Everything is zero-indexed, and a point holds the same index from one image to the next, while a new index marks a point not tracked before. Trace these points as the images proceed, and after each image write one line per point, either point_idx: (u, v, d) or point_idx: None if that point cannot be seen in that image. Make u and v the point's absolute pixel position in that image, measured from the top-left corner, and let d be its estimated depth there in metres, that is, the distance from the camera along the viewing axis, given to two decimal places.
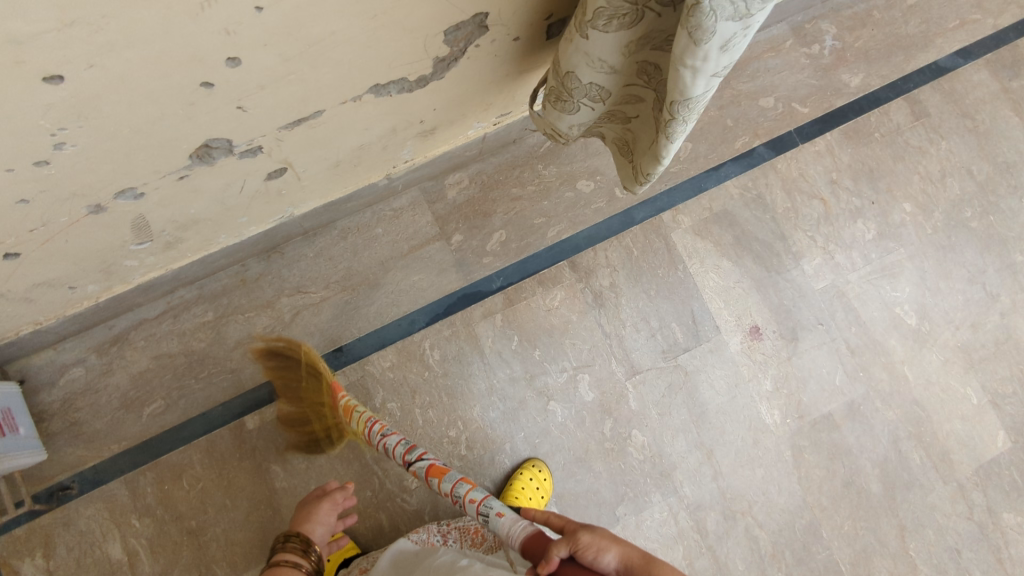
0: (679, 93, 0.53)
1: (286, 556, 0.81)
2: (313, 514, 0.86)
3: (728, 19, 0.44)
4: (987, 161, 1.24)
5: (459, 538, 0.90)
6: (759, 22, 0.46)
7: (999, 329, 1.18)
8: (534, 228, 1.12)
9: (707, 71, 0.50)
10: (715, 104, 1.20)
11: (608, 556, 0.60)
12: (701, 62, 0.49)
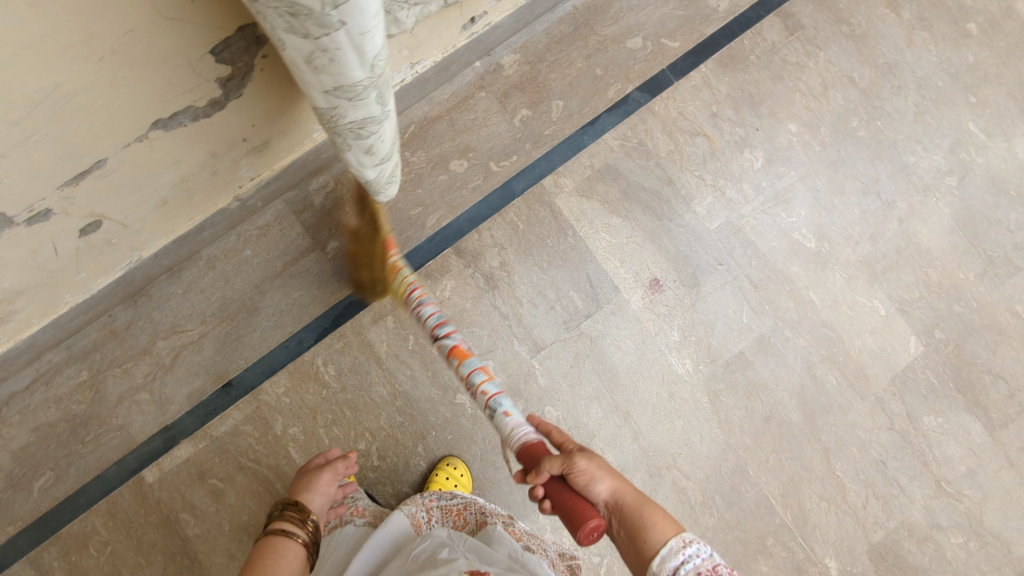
0: (303, 91, 0.59)
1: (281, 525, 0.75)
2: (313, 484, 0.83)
3: (286, 32, 0.50)
4: (868, 65, 1.21)
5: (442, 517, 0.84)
6: (333, 49, 0.52)
7: (898, 236, 1.17)
8: (412, 220, 1.07)
9: (312, 77, 0.56)
10: (581, 55, 1.14)
11: (600, 486, 0.68)
12: (296, 65, 0.55)
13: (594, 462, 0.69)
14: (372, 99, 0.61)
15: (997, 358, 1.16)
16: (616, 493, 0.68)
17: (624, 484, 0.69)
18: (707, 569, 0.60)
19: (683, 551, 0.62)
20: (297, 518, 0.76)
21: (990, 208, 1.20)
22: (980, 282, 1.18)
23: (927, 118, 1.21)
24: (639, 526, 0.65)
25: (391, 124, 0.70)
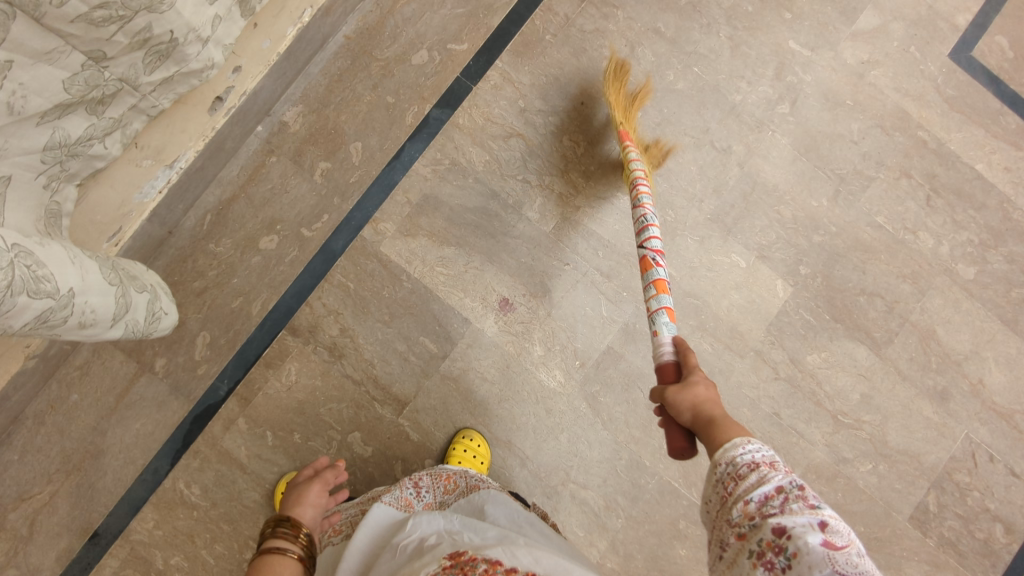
0: None
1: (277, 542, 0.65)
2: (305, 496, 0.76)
3: None
4: (670, 11, 1.13)
5: (432, 485, 0.85)
6: None
7: (743, 181, 1.13)
8: (236, 312, 1.01)
9: None
10: (367, 88, 1.06)
11: (684, 415, 0.64)
12: None
13: (684, 392, 0.66)
14: (38, 298, 0.50)
15: (868, 278, 1.14)
16: (698, 417, 0.63)
17: (711, 403, 0.64)
18: (760, 462, 0.53)
19: (744, 445, 0.55)
20: (292, 534, 0.66)
21: (830, 124, 1.15)
22: (834, 205, 1.14)
23: (744, 49, 1.14)
24: (710, 437, 0.60)
25: (103, 290, 0.59)
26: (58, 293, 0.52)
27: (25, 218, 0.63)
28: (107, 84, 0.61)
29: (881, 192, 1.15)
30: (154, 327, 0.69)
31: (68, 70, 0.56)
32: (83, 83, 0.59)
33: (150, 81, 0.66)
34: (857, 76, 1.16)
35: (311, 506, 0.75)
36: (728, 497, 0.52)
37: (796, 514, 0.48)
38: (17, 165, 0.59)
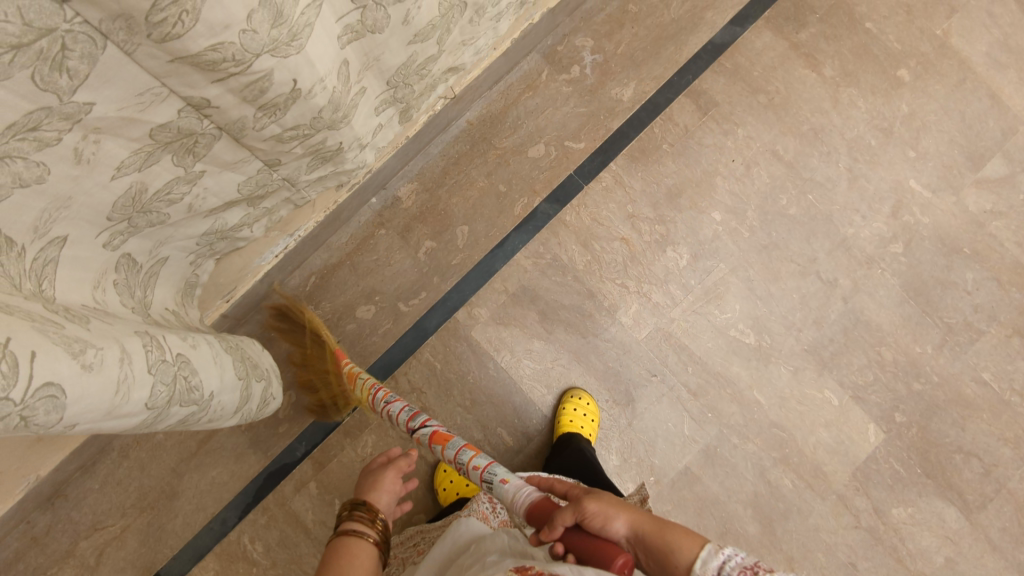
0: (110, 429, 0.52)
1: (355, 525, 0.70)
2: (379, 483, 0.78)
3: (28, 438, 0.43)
4: (791, 135, 1.13)
5: None
6: (84, 431, 0.43)
7: (845, 316, 1.10)
8: (323, 376, 1.03)
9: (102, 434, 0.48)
10: (481, 173, 1.08)
11: (618, 522, 0.55)
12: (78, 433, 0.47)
13: (602, 499, 0.56)
14: (186, 407, 0.52)
15: (966, 435, 1.09)
16: (637, 528, 0.54)
17: (642, 512, 0.55)
18: (752, 565, 0.49)
19: (724, 553, 0.51)
20: (369, 518, 0.71)
21: (942, 270, 1.12)
22: (939, 353, 1.10)
23: (862, 182, 1.12)
24: (665, 550, 0.53)
25: (234, 387, 0.61)
26: (203, 398, 0.55)
27: (167, 293, 0.68)
28: (272, 184, 0.67)
29: (989, 348, 1.11)
30: (262, 409, 0.70)
31: (246, 175, 0.61)
32: (254, 185, 0.64)
33: (309, 179, 0.71)
34: (977, 224, 1.13)
35: (387, 494, 0.77)
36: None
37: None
38: (177, 247, 0.65)
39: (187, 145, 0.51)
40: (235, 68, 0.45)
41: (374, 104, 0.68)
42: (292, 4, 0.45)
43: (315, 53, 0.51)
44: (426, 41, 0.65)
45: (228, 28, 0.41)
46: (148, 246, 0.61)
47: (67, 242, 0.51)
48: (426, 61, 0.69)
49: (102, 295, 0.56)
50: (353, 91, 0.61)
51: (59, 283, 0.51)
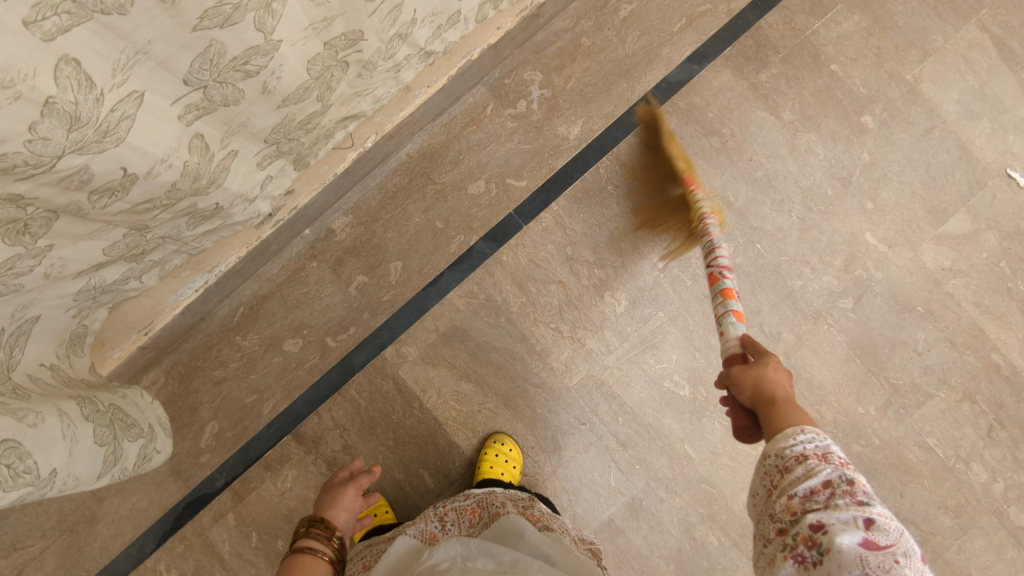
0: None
1: (309, 542, 0.71)
2: (338, 500, 0.79)
3: None
4: (743, 180, 1.09)
5: (457, 519, 0.84)
6: None
7: (786, 372, 1.06)
8: (247, 408, 1.03)
9: None
10: (418, 209, 1.06)
11: (744, 392, 0.64)
12: None
13: (749, 371, 0.65)
14: (19, 488, 0.53)
15: (904, 501, 1.04)
16: (758, 391, 0.62)
17: (778, 381, 0.63)
18: (809, 454, 0.52)
19: (797, 436, 0.54)
20: (325, 535, 0.72)
21: (893, 329, 1.07)
22: (882, 416, 1.06)
23: (815, 233, 1.08)
24: (774, 412, 0.59)
25: (90, 455, 0.62)
26: (39, 478, 0.55)
27: (46, 347, 0.64)
28: (150, 241, 0.65)
29: (937, 411, 1.06)
30: (136, 463, 0.72)
31: (109, 241, 0.60)
32: (124, 246, 0.63)
33: (193, 233, 0.70)
34: (934, 282, 1.08)
35: (346, 511, 0.79)
36: (774, 489, 0.52)
37: (840, 511, 0.47)
38: (48, 306, 0.61)
39: (15, 230, 0.49)
40: (35, 170, 0.46)
41: (255, 161, 0.69)
42: (90, 107, 0.46)
43: (143, 140, 0.52)
44: (301, 102, 0.65)
45: (8, 142, 0.42)
46: (7, 310, 0.56)
47: None
48: (311, 116, 0.69)
49: None
50: (219, 154, 0.62)
51: None
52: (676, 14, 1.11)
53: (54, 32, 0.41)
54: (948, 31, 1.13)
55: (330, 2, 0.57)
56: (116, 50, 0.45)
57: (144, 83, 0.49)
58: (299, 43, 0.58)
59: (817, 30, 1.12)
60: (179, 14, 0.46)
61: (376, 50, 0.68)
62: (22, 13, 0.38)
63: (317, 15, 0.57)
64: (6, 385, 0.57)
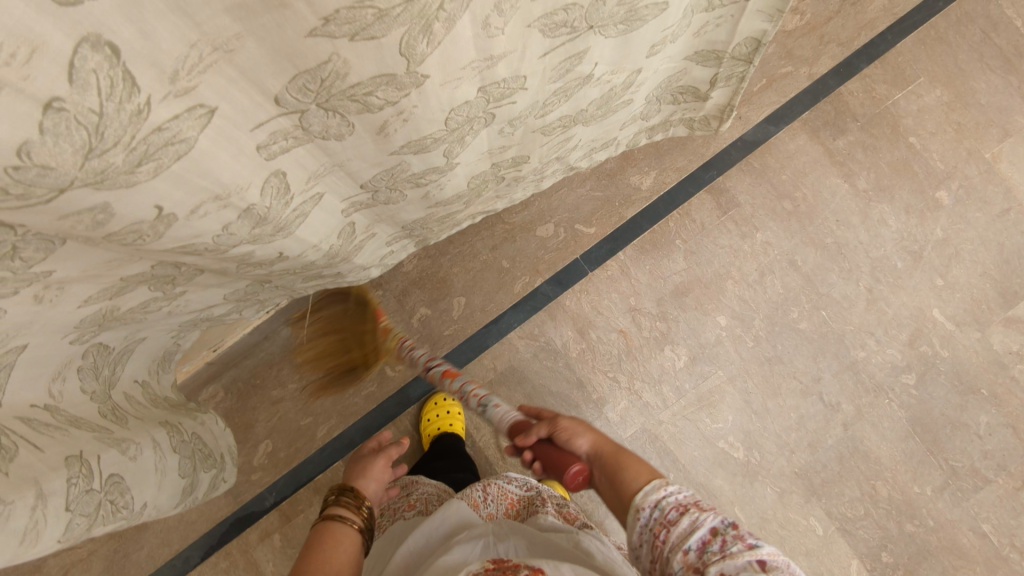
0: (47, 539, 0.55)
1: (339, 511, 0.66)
2: (366, 471, 0.74)
3: None
4: (811, 246, 1.09)
5: (496, 499, 0.75)
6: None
7: (843, 443, 1.05)
8: (302, 430, 1.05)
9: None
10: (486, 246, 1.07)
11: (579, 440, 0.58)
12: None
13: (568, 420, 0.61)
14: (117, 522, 0.56)
15: None
16: (594, 443, 0.58)
17: (607, 438, 0.58)
18: (688, 504, 0.47)
19: (666, 487, 0.49)
20: (354, 504, 0.66)
21: (954, 409, 1.06)
22: (938, 497, 1.04)
23: (881, 304, 1.07)
24: (617, 468, 0.54)
25: (172, 488, 0.65)
26: (133, 512, 0.58)
27: (141, 365, 0.64)
28: (266, 289, 0.66)
29: (995, 498, 1.04)
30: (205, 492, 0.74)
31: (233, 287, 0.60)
32: (241, 292, 0.63)
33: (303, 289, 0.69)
34: (999, 365, 1.07)
35: (376, 481, 0.74)
36: (661, 544, 0.46)
37: (737, 558, 0.42)
38: (157, 328, 0.61)
39: (164, 281, 0.49)
40: (210, 253, 0.40)
41: (386, 244, 0.65)
42: (280, 209, 0.41)
43: (308, 230, 0.47)
44: (449, 206, 0.62)
45: (200, 237, 0.37)
46: (124, 334, 0.55)
47: (25, 349, 0.43)
48: (450, 215, 0.66)
49: (59, 388, 0.49)
50: (359, 240, 0.58)
51: (7, 390, 0.43)
52: (757, 73, 1.11)
53: (277, 152, 0.37)
54: None
55: (514, 134, 0.54)
56: (318, 162, 0.41)
57: (330, 187, 0.45)
58: (472, 163, 0.54)
59: (897, 101, 1.12)
60: (385, 143, 0.42)
61: (533, 171, 0.65)
62: (258, 139, 0.34)
63: (498, 144, 0.54)
64: (107, 405, 0.57)
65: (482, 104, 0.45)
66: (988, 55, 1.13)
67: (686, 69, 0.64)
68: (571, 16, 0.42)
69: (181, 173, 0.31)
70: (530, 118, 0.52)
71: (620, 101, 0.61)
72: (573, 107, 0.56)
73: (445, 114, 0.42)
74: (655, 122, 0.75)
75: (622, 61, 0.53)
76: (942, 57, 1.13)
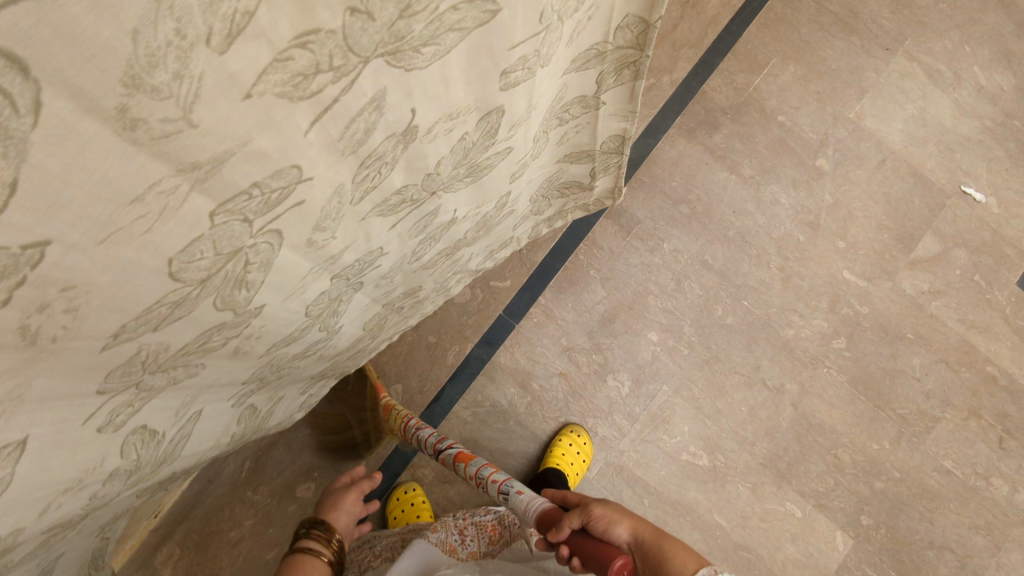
0: None
1: (310, 545, 0.68)
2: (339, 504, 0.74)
3: None
4: (717, 242, 1.11)
5: (477, 535, 0.81)
6: None
7: (796, 422, 1.07)
8: (265, 562, 1.00)
9: None
10: (408, 327, 1.06)
11: (619, 527, 0.59)
12: None
13: (608, 505, 0.61)
14: None
15: (936, 528, 1.05)
16: (636, 532, 0.60)
17: (642, 523, 0.61)
18: None
19: None
20: (326, 538, 0.69)
21: (889, 360, 1.09)
22: (896, 448, 1.07)
23: (796, 280, 1.11)
24: (662, 559, 0.57)
25: None
26: None
27: None
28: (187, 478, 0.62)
29: (947, 433, 1.08)
30: None
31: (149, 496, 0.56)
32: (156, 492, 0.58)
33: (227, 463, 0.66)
34: (917, 307, 1.11)
35: (347, 515, 0.75)
36: None
37: None
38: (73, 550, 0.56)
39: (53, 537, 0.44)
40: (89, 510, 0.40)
41: (301, 389, 0.64)
42: (150, 451, 0.40)
43: (195, 439, 0.47)
44: (354, 348, 0.60)
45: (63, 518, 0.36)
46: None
47: None
48: (363, 349, 0.64)
49: None
50: (267, 401, 0.58)
51: None
52: None
53: (123, 419, 0.34)
54: (879, 66, 1.18)
55: (394, 283, 0.51)
56: (178, 398, 0.39)
57: (203, 400, 0.44)
58: (358, 319, 0.52)
59: (758, 86, 1.16)
60: (246, 357, 0.41)
61: (434, 289, 0.63)
62: (95, 424, 0.32)
63: (378, 294, 0.51)
64: None
65: (345, 284, 0.42)
66: (827, 23, 1.19)
67: (564, 167, 0.61)
68: (408, 194, 0.38)
69: (6, 506, 0.28)
70: (402, 267, 0.49)
71: (500, 217, 0.58)
72: (446, 243, 0.52)
73: (303, 312, 0.40)
74: (550, 213, 0.72)
75: (483, 198, 0.49)
76: (787, 35, 1.18)
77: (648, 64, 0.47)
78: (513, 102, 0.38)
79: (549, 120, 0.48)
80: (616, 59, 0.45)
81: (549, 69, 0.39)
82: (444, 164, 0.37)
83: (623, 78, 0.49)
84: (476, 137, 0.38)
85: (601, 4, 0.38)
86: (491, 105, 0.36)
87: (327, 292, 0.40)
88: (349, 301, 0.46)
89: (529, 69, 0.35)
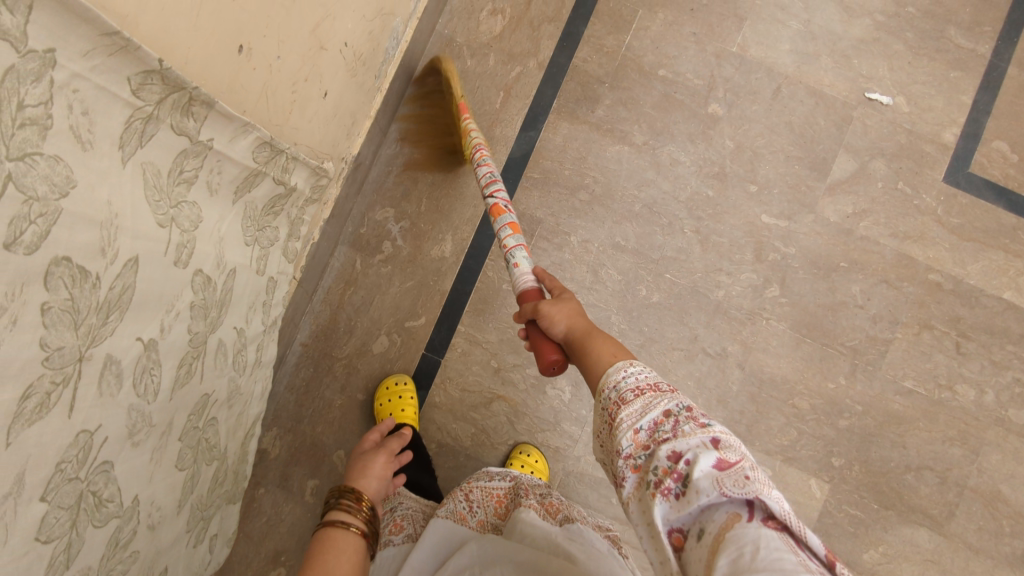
0: None
1: (338, 513, 0.64)
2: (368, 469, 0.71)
3: None
4: (626, 220, 1.06)
5: (483, 502, 0.78)
6: None
7: (747, 382, 1.04)
8: None
9: None
10: (336, 390, 1.04)
11: (557, 325, 0.65)
12: None
13: (559, 305, 0.66)
14: None
15: (910, 452, 1.03)
16: (571, 327, 0.64)
17: (582, 321, 0.64)
18: (645, 387, 0.52)
19: (626, 370, 0.54)
20: (355, 506, 0.65)
21: (827, 295, 1.05)
22: (853, 381, 1.04)
23: (714, 238, 1.06)
24: (585, 350, 0.61)
25: None
26: None
27: None
28: None
29: (902, 353, 1.05)
30: None
31: None
32: None
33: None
34: (844, 233, 1.07)
35: (377, 479, 0.71)
36: (613, 423, 0.51)
37: (688, 437, 0.47)
38: None
39: None
40: None
41: (188, 546, 0.72)
42: None
43: None
44: (187, 489, 0.68)
45: None
46: None
47: None
48: (206, 477, 0.72)
49: None
50: None
51: None
52: (493, 90, 1.08)
53: None
54: None
55: (153, 426, 0.57)
56: None
57: None
58: (149, 476, 0.58)
59: (630, 44, 1.09)
60: None
61: (224, 388, 0.71)
62: None
63: (151, 443, 0.57)
64: None
65: (73, 481, 0.46)
66: None
67: (248, 196, 0.65)
68: (47, 386, 0.41)
69: None
70: (147, 409, 0.55)
71: (212, 295, 0.62)
72: (178, 354, 0.58)
73: (36, 539, 0.43)
74: (283, 238, 0.77)
75: (168, 299, 0.54)
76: None
77: (200, 92, 0.48)
78: (74, 239, 0.41)
79: (161, 194, 0.50)
80: (163, 102, 0.46)
81: (80, 185, 0.41)
82: (59, 336, 0.41)
83: (200, 112, 0.51)
84: (67, 291, 0.41)
85: (76, 99, 0.39)
86: (41, 264, 0.39)
87: (58, 501, 0.45)
88: (112, 474, 0.52)
89: (42, 215, 0.38)
